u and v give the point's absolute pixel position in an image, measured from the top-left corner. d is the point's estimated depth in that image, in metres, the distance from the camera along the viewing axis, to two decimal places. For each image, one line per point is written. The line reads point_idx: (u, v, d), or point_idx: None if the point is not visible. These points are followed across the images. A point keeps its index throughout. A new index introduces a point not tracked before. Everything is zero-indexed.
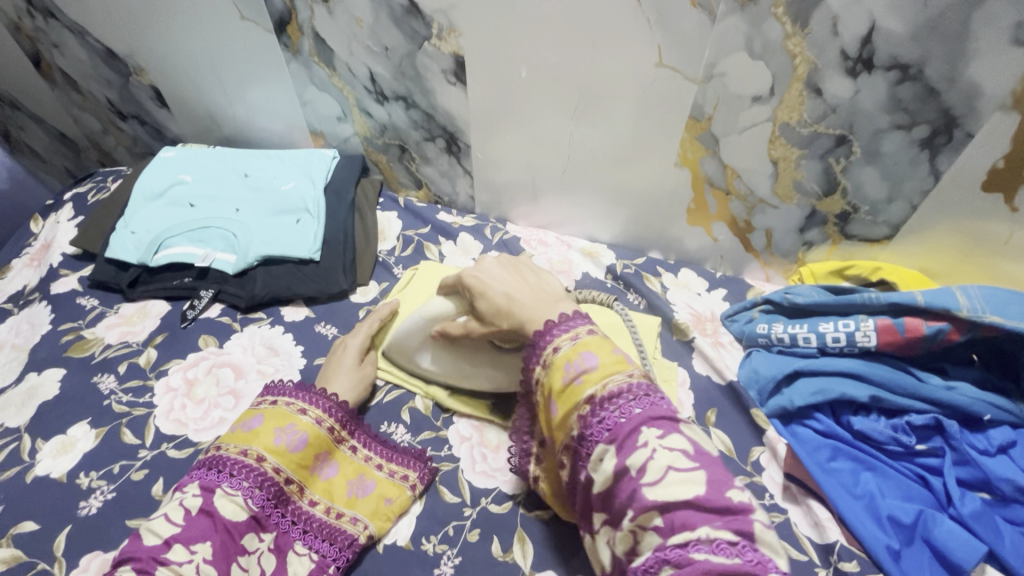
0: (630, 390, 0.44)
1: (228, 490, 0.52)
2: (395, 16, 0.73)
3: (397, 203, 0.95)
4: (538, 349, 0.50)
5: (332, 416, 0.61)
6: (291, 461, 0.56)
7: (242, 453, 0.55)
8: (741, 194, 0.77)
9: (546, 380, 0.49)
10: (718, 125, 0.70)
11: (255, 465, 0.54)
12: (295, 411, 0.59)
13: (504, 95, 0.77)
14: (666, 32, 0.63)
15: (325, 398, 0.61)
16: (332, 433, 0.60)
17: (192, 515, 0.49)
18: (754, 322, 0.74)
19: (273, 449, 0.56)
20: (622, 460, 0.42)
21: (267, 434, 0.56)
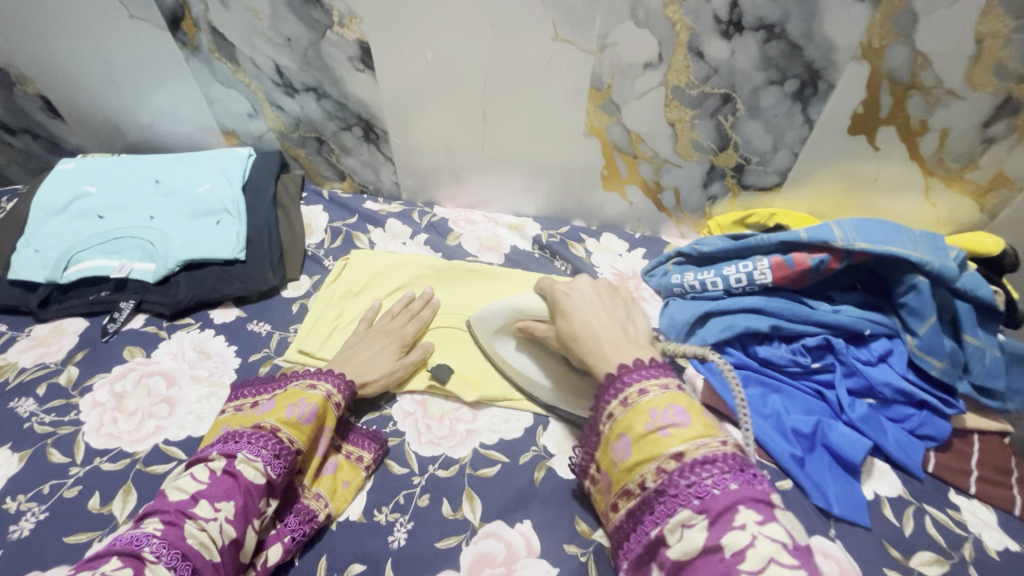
0: (723, 458, 0.43)
1: (248, 457, 0.52)
2: (294, 5, 0.73)
3: (321, 196, 0.95)
4: (619, 384, 0.50)
5: (342, 392, 0.62)
6: (302, 433, 0.57)
7: (256, 426, 0.55)
8: (647, 156, 0.82)
9: (619, 420, 0.49)
10: (618, 93, 0.75)
11: (270, 434, 0.55)
12: (307, 389, 0.60)
13: (416, 81, 0.79)
14: (558, 7, 0.67)
15: (334, 376, 0.63)
16: (339, 409, 0.62)
17: (217, 475, 0.50)
18: (669, 275, 0.80)
19: (286, 420, 0.56)
20: (715, 534, 0.40)
21: (279, 409, 0.57)
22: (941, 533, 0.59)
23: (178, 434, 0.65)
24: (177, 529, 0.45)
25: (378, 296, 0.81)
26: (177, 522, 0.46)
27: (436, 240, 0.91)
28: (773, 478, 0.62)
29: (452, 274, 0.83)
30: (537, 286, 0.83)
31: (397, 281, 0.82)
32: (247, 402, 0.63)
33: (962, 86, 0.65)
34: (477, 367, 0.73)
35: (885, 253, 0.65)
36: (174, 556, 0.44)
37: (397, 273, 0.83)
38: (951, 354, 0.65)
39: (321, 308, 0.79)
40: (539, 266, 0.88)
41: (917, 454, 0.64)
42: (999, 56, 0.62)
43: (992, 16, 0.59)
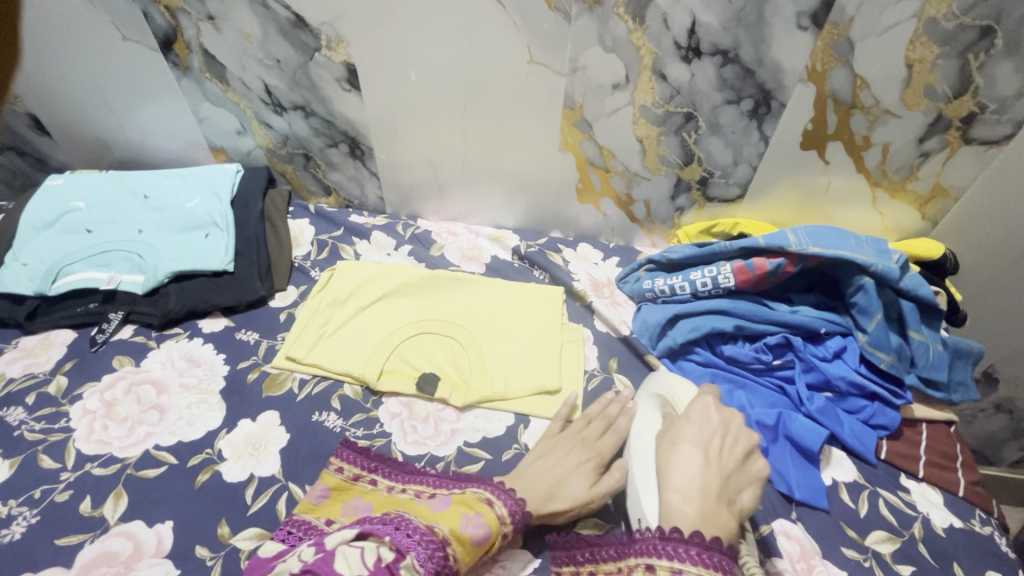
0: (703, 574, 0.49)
1: (414, 564, 0.47)
2: (283, 29, 0.77)
3: (307, 210, 0.98)
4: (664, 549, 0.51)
5: (512, 516, 0.56)
6: (467, 560, 0.52)
7: (432, 529, 0.52)
8: (619, 170, 0.87)
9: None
10: (589, 111, 0.80)
11: (440, 544, 0.50)
12: (490, 508, 0.56)
13: (402, 101, 0.83)
14: (532, 34, 0.72)
15: (511, 497, 0.58)
16: (503, 535, 0.56)
17: (380, 566, 0.46)
18: (641, 280, 0.85)
19: (457, 534, 0.52)
20: None
21: (455, 518, 0.54)
22: (893, 514, 0.64)
23: (168, 439, 0.67)
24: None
25: (363, 304, 0.84)
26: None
27: (419, 250, 0.94)
28: None
29: (436, 283, 0.87)
30: (519, 294, 0.86)
31: (382, 289, 0.85)
32: (426, 490, 0.61)
33: (898, 106, 0.72)
34: (459, 368, 0.77)
35: (835, 256, 0.70)
36: None
37: (383, 283, 0.86)
38: (897, 348, 0.70)
39: (308, 318, 0.82)
40: (519, 275, 0.91)
41: (870, 441, 0.69)
42: (928, 79, 0.69)
43: (919, 43, 0.66)
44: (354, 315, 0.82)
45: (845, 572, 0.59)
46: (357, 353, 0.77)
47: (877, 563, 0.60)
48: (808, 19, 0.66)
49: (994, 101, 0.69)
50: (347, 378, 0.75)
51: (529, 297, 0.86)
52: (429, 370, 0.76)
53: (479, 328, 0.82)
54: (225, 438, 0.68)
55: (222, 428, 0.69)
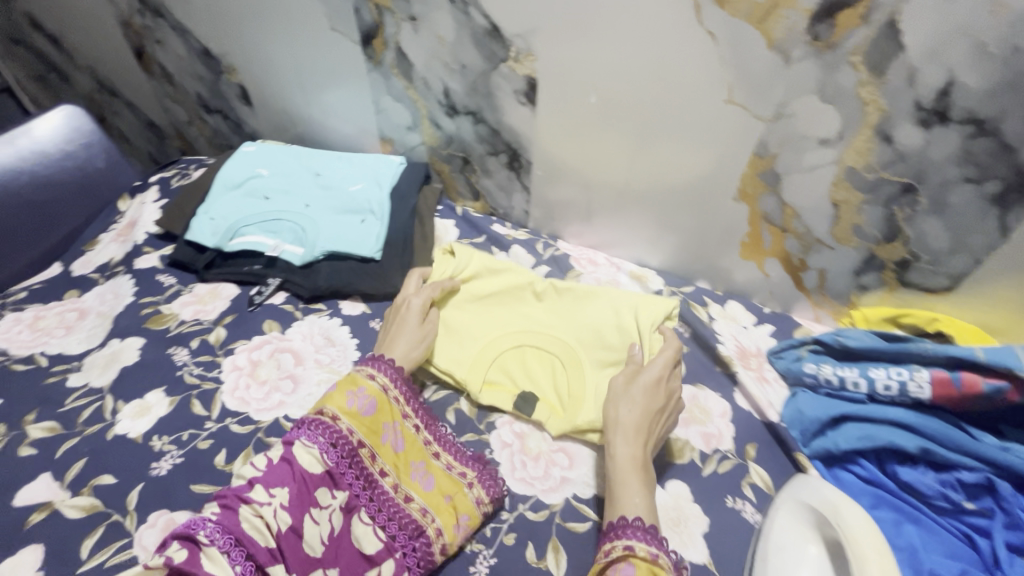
0: (656, 536, 0.54)
1: (305, 443, 0.58)
2: (476, 37, 0.77)
3: (454, 212, 1.00)
4: (621, 534, 0.54)
5: (396, 384, 0.67)
6: (360, 423, 0.62)
7: (317, 413, 0.61)
8: (798, 232, 0.77)
9: (637, 557, 0.52)
10: (782, 164, 0.71)
11: (330, 424, 0.61)
12: (373, 380, 0.65)
13: (574, 123, 0.81)
14: (739, 72, 0.65)
15: (390, 366, 0.68)
16: (397, 401, 0.66)
17: (274, 464, 0.57)
18: (801, 362, 0.74)
19: (345, 410, 0.62)
20: None
21: (340, 397, 0.63)
22: None
23: (297, 412, 0.70)
24: (232, 513, 0.52)
25: (470, 296, 0.82)
26: (231, 505, 0.53)
27: (555, 274, 0.91)
28: None
29: (543, 290, 0.82)
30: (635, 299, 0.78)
31: (490, 287, 0.82)
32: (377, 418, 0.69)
33: None
34: (560, 392, 0.73)
35: None
36: (227, 540, 0.50)
37: (493, 280, 0.83)
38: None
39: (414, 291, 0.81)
40: None
41: None
42: None
43: None
44: (460, 305, 0.82)
45: None
46: (455, 355, 0.77)
47: None
48: None
49: None
50: (435, 370, 0.77)
51: (618, 299, 0.78)
52: (528, 387, 0.74)
53: (583, 345, 0.76)
54: None
55: None
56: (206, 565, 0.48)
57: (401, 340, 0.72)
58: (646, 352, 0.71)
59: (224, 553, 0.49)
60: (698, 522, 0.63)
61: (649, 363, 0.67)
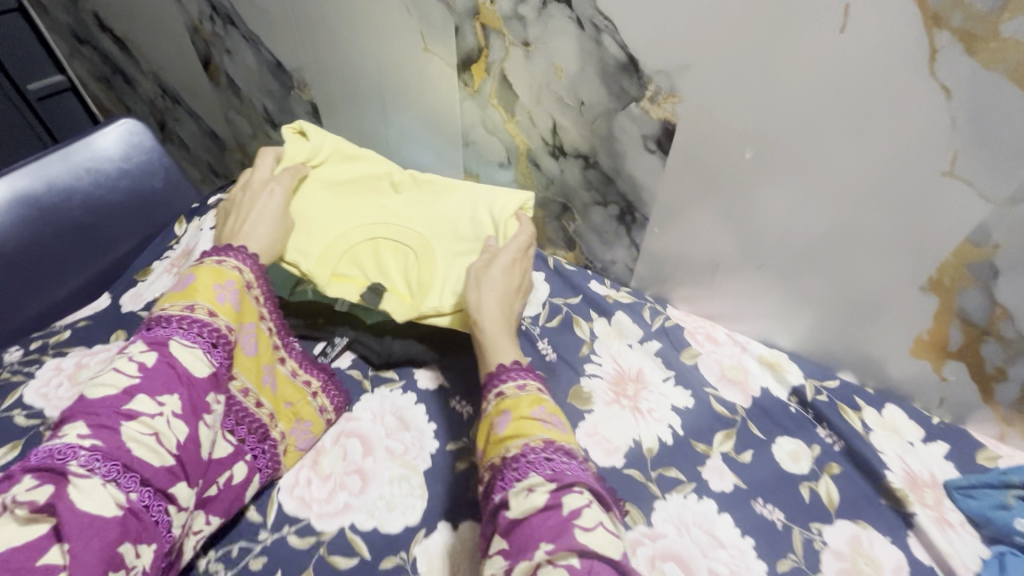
0: (528, 376, 0.57)
1: (183, 343, 0.52)
2: (605, 71, 0.63)
3: (545, 263, 0.86)
4: (499, 379, 0.57)
5: (258, 275, 0.62)
6: (236, 319, 0.57)
7: (186, 309, 0.55)
8: (1005, 338, 0.60)
9: (505, 398, 0.55)
10: (1007, 257, 0.54)
11: (205, 320, 0.55)
12: (241, 275, 0.59)
13: (713, 177, 0.66)
14: (974, 140, 0.49)
15: (242, 254, 0.61)
16: (254, 293, 0.61)
17: (151, 368, 0.50)
18: (1009, 512, 0.58)
19: (220, 306, 0.56)
20: (557, 497, 0.46)
21: (207, 291, 0.56)
22: None
23: (366, 521, 0.59)
24: (114, 431, 0.45)
25: (321, 183, 0.76)
26: (112, 425, 0.46)
27: (667, 351, 0.76)
28: None
29: (402, 182, 0.77)
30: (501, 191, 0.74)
31: (344, 174, 0.77)
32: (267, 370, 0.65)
33: None
34: (409, 282, 0.71)
35: None
36: (112, 467, 0.44)
37: (347, 167, 0.78)
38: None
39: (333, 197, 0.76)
40: (798, 428, 0.68)
41: None
42: None
43: None
44: (309, 195, 0.75)
45: None
46: (304, 246, 0.71)
47: None
48: None
49: None
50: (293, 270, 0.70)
51: (477, 193, 0.75)
52: (378, 280, 0.71)
53: (436, 236, 0.74)
54: (421, 544, 0.57)
55: (423, 526, 0.59)
56: (76, 502, 0.42)
57: (260, 229, 0.66)
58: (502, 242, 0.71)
59: (112, 482, 0.44)
60: None
61: (506, 247, 0.68)
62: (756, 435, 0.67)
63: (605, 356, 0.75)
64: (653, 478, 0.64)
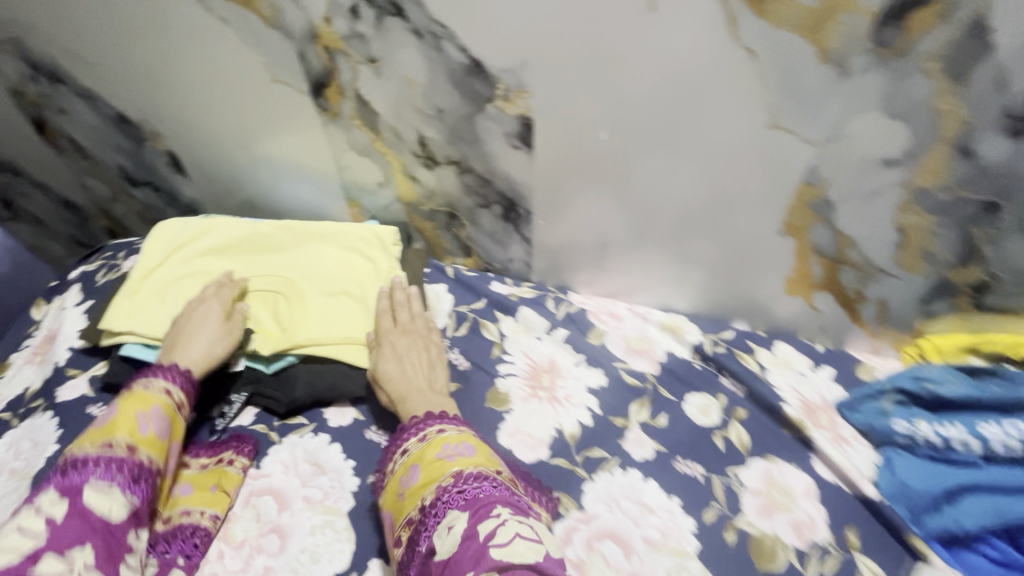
0: (429, 417, 0.60)
1: (101, 486, 0.49)
2: (454, 77, 0.64)
3: (445, 273, 0.86)
4: (420, 426, 0.59)
5: (179, 385, 0.61)
6: (163, 451, 0.55)
7: (104, 446, 0.51)
8: (855, 263, 0.66)
9: (414, 452, 0.57)
10: (837, 190, 0.60)
11: (123, 454, 0.52)
12: (168, 399, 0.58)
13: (578, 163, 0.68)
14: (785, 92, 0.54)
15: (171, 371, 0.61)
16: (174, 398, 0.59)
17: (64, 517, 0.46)
18: (889, 417, 0.65)
19: (140, 436, 0.54)
20: (473, 526, 0.47)
21: (129, 422, 0.54)
22: None
23: None
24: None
25: (188, 260, 0.79)
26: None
27: (575, 336, 0.77)
28: None
29: (271, 236, 0.80)
30: (365, 233, 0.80)
31: (214, 243, 0.80)
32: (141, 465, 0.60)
33: None
34: (279, 321, 0.73)
35: None
36: None
37: (211, 237, 0.80)
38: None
39: (203, 276, 0.78)
40: (703, 382, 0.72)
41: None
42: None
43: None
44: (184, 278, 0.77)
45: None
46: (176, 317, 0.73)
47: None
48: None
49: None
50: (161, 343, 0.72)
51: (343, 239, 0.80)
52: (248, 326, 0.73)
53: (310, 282, 0.77)
54: None
55: (354, 570, 0.56)
56: None
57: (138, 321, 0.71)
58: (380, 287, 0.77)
59: None
60: None
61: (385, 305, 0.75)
62: (667, 398, 0.70)
63: (517, 353, 0.76)
64: (579, 462, 0.65)
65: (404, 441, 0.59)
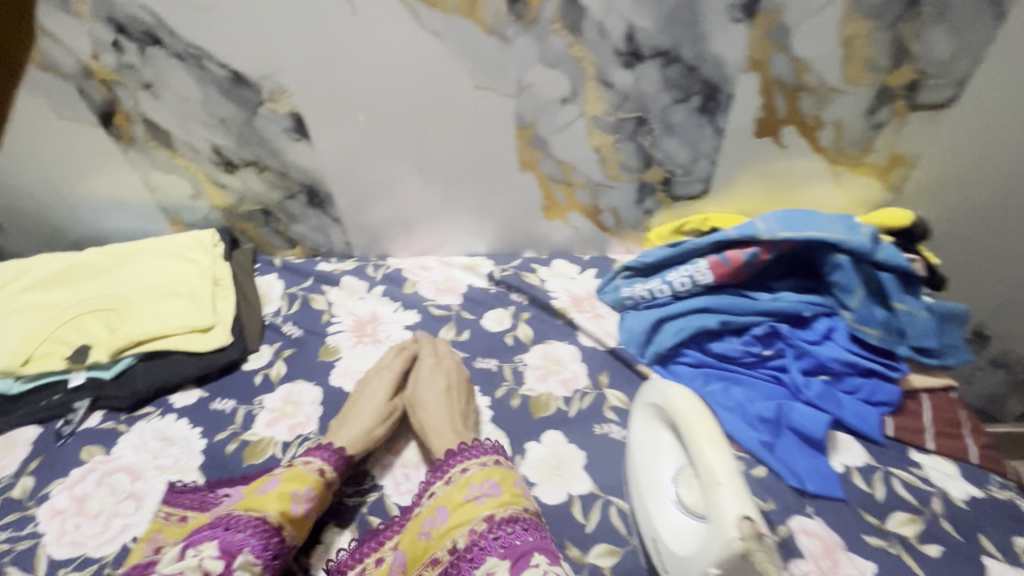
0: (478, 446, 0.65)
1: (250, 556, 0.53)
2: (223, 88, 0.76)
3: (274, 265, 0.97)
4: (444, 468, 0.64)
5: (332, 465, 0.65)
6: (304, 528, 0.60)
7: (260, 517, 0.56)
8: (581, 183, 0.87)
9: (443, 494, 0.61)
10: (542, 128, 0.80)
11: (261, 520, 0.56)
12: (321, 477, 0.63)
13: (353, 144, 0.83)
14: (474, 60, 0.73)
15: (324, 449, 0.66)
16: (322, 475, 0.63)
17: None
18: (619, 289, 0.84)
19: (287, 513, 0.58)
20: (517, 573, 0.52)
21: (276, 499, 0.59)
22: (911, 493, 0.61)
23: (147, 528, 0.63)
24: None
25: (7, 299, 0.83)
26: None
27: (392, 289, 0.92)
28: (747, 468, 0.64)
29: (91, 262, 0.87)
30: (184, 241, 0.90)
31: (32, 279, 0.85)
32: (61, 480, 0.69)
33: (842, 82, 0.74)
34: (112, 332, 0.80)
35: (807, 238, 0.70)
36: None
37: (29, 275, 0.85)
38: (915, 318, 0.70)
39: (26, 307, 0.83)
40: (496, 300, 0.89)
41: (875, 421, 0.67)
42: (865, 53, 0.71)
43: (851, 20, 0.68)
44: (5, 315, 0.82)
45: (873, 563, 0.56)
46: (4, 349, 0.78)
47: (902, 549, 0.57)
48: (740, 11, 0.68)
49: (934, 66, 0.72)
50: None
51: (163, 250, 0.89)
52: (82, 341, 0.80)
53: (137, 292, 0.84)
54: None
55: None
56: None
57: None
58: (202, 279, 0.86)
59: None
60: (576, 458, 0.68)
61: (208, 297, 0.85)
62: (468, 318, 0.87)
63: (343, 314, 0.89)
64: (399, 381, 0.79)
65: (434, 483, 0.63)
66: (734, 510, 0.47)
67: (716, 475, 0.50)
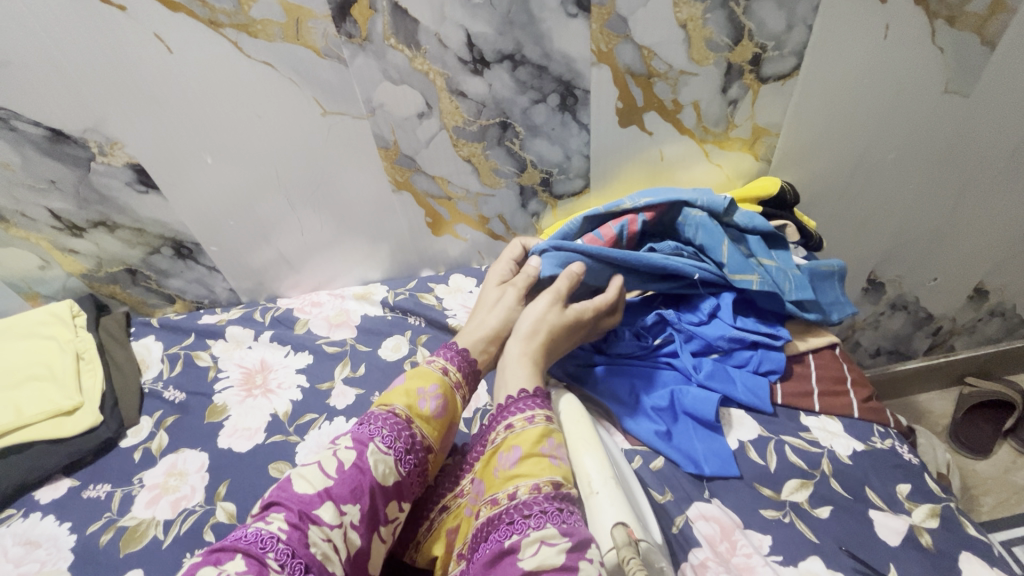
0: (539, 393, 0.57)
1: (381, 447, 0.54)
2: (43, 148, 0.70)
3: (151, 325, 0.89)
4: (526, 403, 0.56)
5: (454, 364, 0.64)
6: (434, 427, 0.58)
7: (390, 410, 0.57)
8: (461, 195, 0.85)
9: (516, 432, 0.54)
10: (406, 146, 0.78)
11: (396, 418, 0.57)
12: (444, 378, 0.61)
13: (208, 189, 0.78)
14: (313, 85, 0.69)
15: (449, 351, 0.65)
16: (447, 375, 0.62)
17: (344, 471, 0.52)
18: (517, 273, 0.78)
19: (417, 412, 0.58)
20: (572, 559, 0.42)
21: (410, 395, 0.59)
22: (801, 457, 0.63)
23: None
24: (302, 533, 0.47)
25: None
26: (302, 527, 0.47)
27: (282, 332, 0.87)
28: (646, 462, 0.63)
29: None
30: (40, 317, 0.83)
31: None
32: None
33: (690, 64, 0.74)
34: None
35: (665, 201, 0.72)
36: (297, 565, 0.45)
37: None
38: (787, 274, 0.71)
39: None
40: (393, 327, 0.86)
41: (764, 392, 0.68)
42: (705, 33, 0.72)
43: (683, 3, 0.68)
44: None
45: (768, 536, 0.57)
46: None
47: (795, 516, 0.58)
48: (574, 5, 0.67)
49: (770, 39, 0.74)
50: None
51: (17, 332, 0.82)
52: None
53: None
54: None
55: None
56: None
57: None
58: (66, 356, 0.80)
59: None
60: None
61: (73, 375, 0.79)
62: (364, 350, 0.83)
63: (230, 367, 0.83)
64: (293, 430, 0.74)
65: (516, 415, 0.55)
66: (611, 519, 0.47)
67: (592, 484, 0.50)
